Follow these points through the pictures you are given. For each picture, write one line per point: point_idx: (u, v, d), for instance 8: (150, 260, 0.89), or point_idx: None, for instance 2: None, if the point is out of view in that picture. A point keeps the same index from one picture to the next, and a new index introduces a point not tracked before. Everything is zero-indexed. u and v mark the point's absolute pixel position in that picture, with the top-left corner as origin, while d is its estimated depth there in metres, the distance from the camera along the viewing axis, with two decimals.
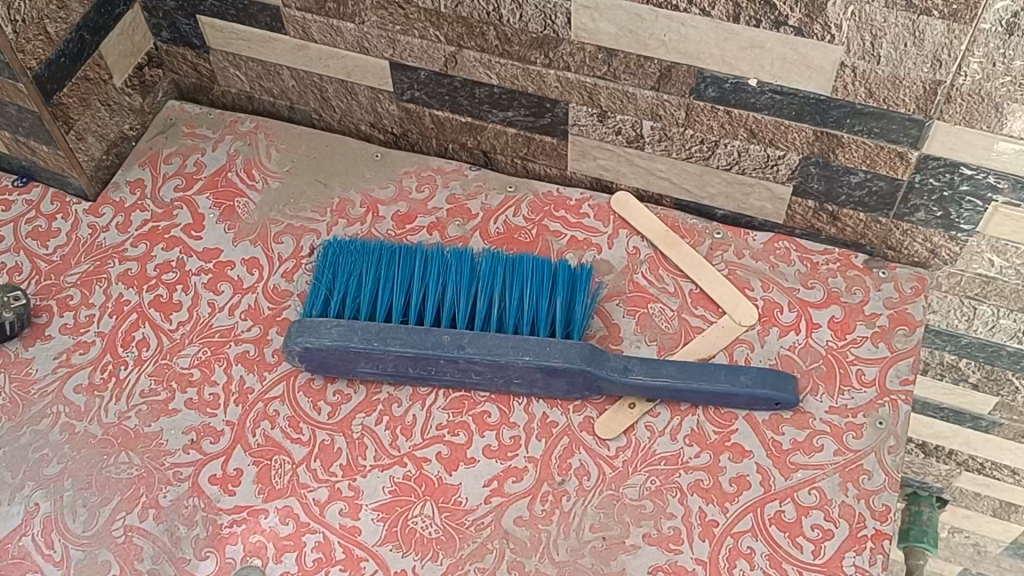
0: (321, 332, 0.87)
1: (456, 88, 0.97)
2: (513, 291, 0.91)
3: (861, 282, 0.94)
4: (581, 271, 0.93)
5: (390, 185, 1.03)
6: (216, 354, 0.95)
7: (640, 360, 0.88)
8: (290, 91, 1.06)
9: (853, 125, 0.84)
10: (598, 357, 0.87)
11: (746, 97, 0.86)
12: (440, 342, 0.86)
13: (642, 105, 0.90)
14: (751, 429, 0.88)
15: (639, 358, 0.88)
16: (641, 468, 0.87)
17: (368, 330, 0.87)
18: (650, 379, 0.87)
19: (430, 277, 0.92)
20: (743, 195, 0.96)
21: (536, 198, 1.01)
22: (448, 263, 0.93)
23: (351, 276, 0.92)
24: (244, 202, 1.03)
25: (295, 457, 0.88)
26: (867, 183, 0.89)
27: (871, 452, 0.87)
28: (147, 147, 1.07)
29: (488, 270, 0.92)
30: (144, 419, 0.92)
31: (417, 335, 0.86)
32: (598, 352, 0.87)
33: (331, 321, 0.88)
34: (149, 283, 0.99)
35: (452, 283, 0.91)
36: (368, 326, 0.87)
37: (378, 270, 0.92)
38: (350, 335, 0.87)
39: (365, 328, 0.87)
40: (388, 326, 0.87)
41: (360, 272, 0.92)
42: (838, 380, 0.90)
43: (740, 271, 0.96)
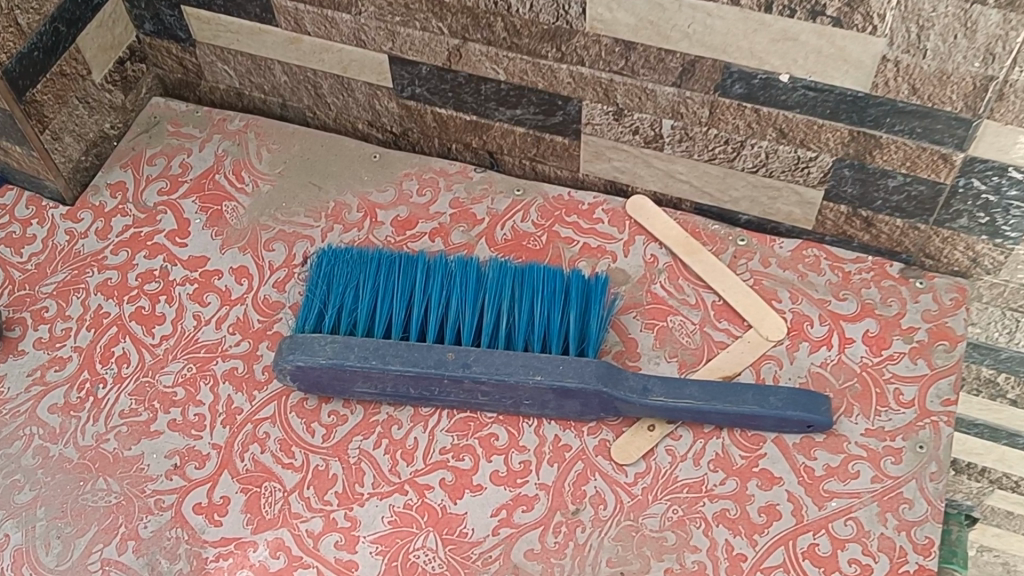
0: (315, 349, 0.80)
1: (460, 85, 0.90)
2: (522, 305, 0.84)
3: (898, 293, 0.88)
4: (596, 281, 0.86)
5: (389, 188, 0.96)
6: (202, 371, 0.88)
7: (661, 379, 0.81)
8: (282, 87, 0.99)
9: (893, 125, 0.77)
10: (615, 376, 0.80)
11: (777, 94, 0.79)
12: (444, 360, 0.79)
13: (662, 103, 0.83)
14: (780, 454, 0.82)
15: (659, 377, 0.81)
16: (662, 496, 0.80)
17: (366, 347, 0.80)
18: (672, 402, 0.80)
19: (433, 289, 0.84)
20: (770, 199, 0.89)
21: (545, 202, 0.94)
22: (451, 273, 0.86)
23: (347, 288, 0.85)
24: (232, 206, 0.96)
25: (286, 484, 0.82)
26: (906, 187, 0.82)
27: (911, 479, 0.80)
28: (129, 147, 1.00)
29: (495, 281, 0.85)
30: (123, 442, 0.85)
31: (419, 353, 0.79)
32: (615, 370, 0.80)
33: (325, 337, 0.81)
34: (130, 294, 0.92)
35: (456, 295, 0.84)
36: (365, 343, 0.80)
37: (376, 281, 0.85)
38: (346, 352, 0.80)
39: (362, 345, 0.80)
40: (387, 343, 0.80)
41: (357, 283, 0.85)
42: (874, 400, 0.83)
43: (767, 281, 0.89)
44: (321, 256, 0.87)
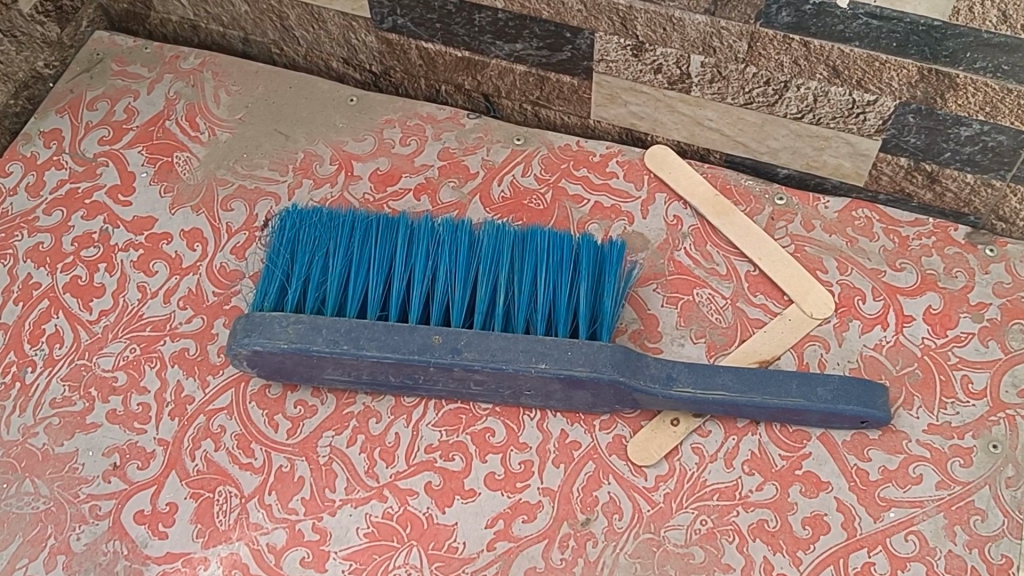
0: (275, 330, 0.67)
1: (450, 14, 0.76)
2: (523, 278, 0.70)
3: (964, 263, 0.75)
4: (610, 248, 0.72)
5: (368, 137, 0.82)
6: (147, 352, 0.75)
7: (688, 366, 0.68)
8: (243, 18, 0.84)
9: (974, 60, 0.63)
10: (635, 365, 0.67)
11: (832, 22, 0.65)
12: (430, 344, 0.66)
13: (691, 35, 0.69)
14: (828, 454, 0.69)
15: (686, 364, 0.68)
16: (688, 504, 0.68)
17: (337, 329, 0.67)
18: (703, 394, 0.67)
19: (417, 258, 0.71)
20: (815, 150, 0.75)
21: (550, 153, 0.81)
22: (438, 239, 0.72)
23: (315, 256, 0.71)
24: (185, 157, 0.82)
25: (244, 489, 0.69)
26: (982, 136, 0.68)
27: (983, 486, 0.67)
28: (67, 89, 0.86)
29: (491, 249, 0.71)
30: (54, 437, 0.72)
31: (400, 336, 0.66)
32: (635, 356, 0.67)
33: (288, 316, 0.67)
34: (65, 261, 0.78)
35: (444, 266, 0.70)
36: (336, 323, 0.67)
37: (348, 248, 0.71)
38: (313, 335, 0.66)
39: (332, 325, 0.67)
40: (362, 323, 0.67)
41: (326, 251, 0.71)
42: (938, 390, 0.71)
43: (810, 248, 0.76)
44: (284, 217, 0.73)
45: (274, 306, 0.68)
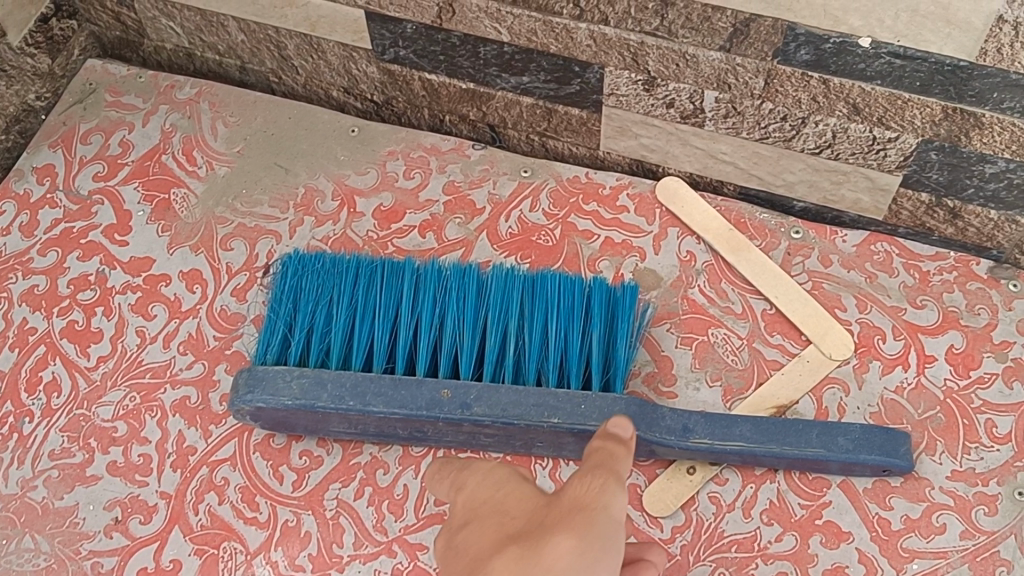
0: (278, 386, 0.64)
1: (453, 46, 0.73)
2: (533, 326, 0.68)
3: (987, 299, 0.72)
4: (623, 290, 0.70)
5: (370, 170, 0.80)
6: (147, 401, 0.73)
7: (704, 416, 0.66)
8: (240, 47, 0.82)
9: (1001, 101, 0.60)
10: (651, 418, 0.65)
11: (853, 61, 0.62)
12: (439, 399, 0.64)
13: (705, 71, 0.67)
14: (849, 503, 0.67)
15: (702, 413, 0.66)
16: (705, 556, 0.66)
17: (341, 385, 0.64)
18: (721, 445, 0.65)
19: (424, 306, 0.69)
20: (833, 184, 0.73)
21: (559, 186, 0.79)
22: (444, 285, 0.70)
23: (318, 305, 0.69)
24: (182, 194, 0.80)
25: (249, 545, 0.67)
26: (1007, 174, 0.66)
27: (1009, 535, 0.66)
28: (60, 122, 0.83)
29: (500, 295, 0.70)
30: (54, 490, 0.70)
31: (408, 390, 0.64)
32: (651, 408, 0.65)
33: (291, 371, 0.65)
34: (61, 305, 0.76)
35: (451, 314, 0.68)
36: (341, 378, 0.65)
37: (353, 295, 0.70)
38: (317, 391, 0.64)
39: (337, 380, 0.64)
40: (367, 377, 0.65)
41: (330, 300, 0.69)
42: (961, 435, 0.69)
43: (828, 285, 0.74)
44: (285, 264, 0.71)
45: (276, 358, 0.67)
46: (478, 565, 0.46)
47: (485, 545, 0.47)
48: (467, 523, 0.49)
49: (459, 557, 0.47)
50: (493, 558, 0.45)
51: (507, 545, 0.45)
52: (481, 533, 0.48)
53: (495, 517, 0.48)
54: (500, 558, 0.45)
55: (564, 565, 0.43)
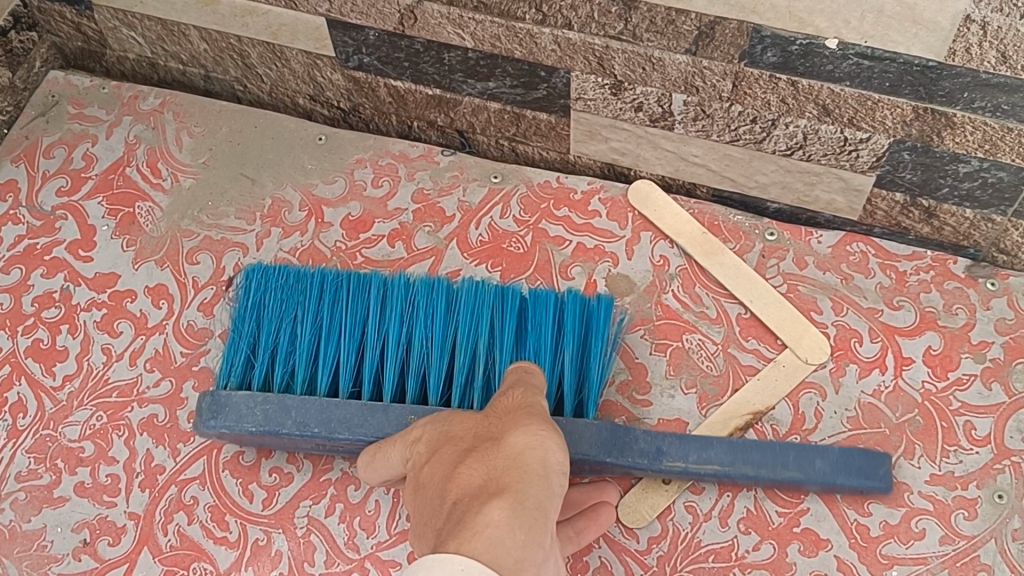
0: (242, 413, 0.63)
1: (418, 53, 0.72)
2: (503, 344, 0.67)
3: (964, 299, 0.71)
4: (597, 303, 0.69)
5: (338, 179, 0.79)
6: (114, 420, 0.71)
7: (678, 437, 0.64)
8: (203, 56, 0.80)
9: (972, 100, 0.59)
10: (623, 441, 0.63)
11: (821, 62, 0.60)
12: (405, 425, 0.62)
13: (672, 74, 0.65)
14: (827, 510, 0.66)
15: (676, 435, 0.64)
16: (682, 566, 0.65)
17: (306, 411, 0.63)
18: (697, 467, 0.63)
19: (391, 324, 0.68)
20: (806, 185, 0.71)
21: (530, 192, 0.77)
22: (413, 301, 0.69)
23: (283, 323, 0.68)
24: (147, 207, 0.79)
25: (219, 565, 0.66)
26: (981, 173, 0.64)
27: (989, 539, 0.65)
28: (22, 135, 0.82)
29: (470, 310, 0.68)
30: (21, 513, 0.69)
31: (375, 417, 0.63)
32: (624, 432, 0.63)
33: (254, 396, 0.64)
34: (25, 323, 0.75)
35: (419, 333, 0.67)
36: (305, 403, 0.63)
37: (319, 313, 0.69)
38: (281, 417, 0.63)
39: (301, 406, 0.63)
40: (332, 402, 0.63)
41: (294, 317, 0.68)
42: (940, 438, 0.68)
43: (803, 287, 0.73)
44: (249, 280, 0.70)
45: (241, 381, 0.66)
46: (445, 475, 0.52)
47: (446, 463, 0.52)
48: (426, 461, 0.55)
49: (426, 486, 0.53)
50: (459, 465, 0.51)
51: (467, 453, 0.52)
52: (438, 462, 0.53)
53: (447, 444, 0.54)
54: (462, 465, 0.51)
55: (523, 447, 0.50)
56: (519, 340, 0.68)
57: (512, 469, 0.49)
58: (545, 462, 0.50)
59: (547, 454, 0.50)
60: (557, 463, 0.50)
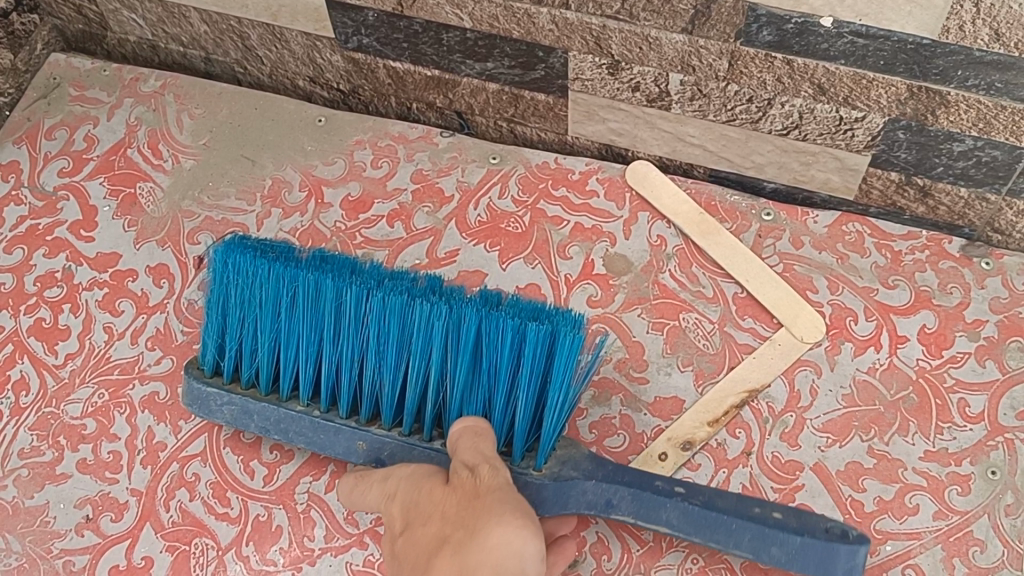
0: (212, 408, 0.66)
1: (417, 33, 0.72)
2: (460, 373, 0.62)
3: (959, 278, 0.72)
4: (563, 345, 0.61)
5: (337, 159, 0.79)
6: (115, 398, 0.72)
7: (632, 493, 0.58)
8: (204, 38, 0.81)
9: (965, 78, 0.60)
10: (567, 492, 0.60)
11: (815, 41, 0.61)
12: (353, 451, 0.63)
13: (668, 54, 0.66)
14: (822, 486, 0.67)
15: (629, 490, 0.58)
16: (678, 542, 0.66)
17: (267, 416, 0.65)
18: (647, 526, 0.58)
19: (347, 342, 0.64)
20: (802, 164, 0.72)
21: (528, 172, 0.78)
22: (368, 318, 0.63)
23: (247, 320, 0.66)
24: (148, 188, 0.79)
25: (221, 540, 0.67)
26: (975, 151, 0.65)
27: (982, 515, 0.65)
28: (24, 117, 0.83)
29: (425, 334, 0.63)
30: (23, 489, 0.70)
31: (325, 436, 0.64)
32: (564, 478, 0.60)
33: (223, 394, 0.66)
34: (27, 302, 0.75)
35: (373, 356, 0.63)
36: (264, 410, 0.65)
37: (277, 316, 0.65)
38: (245, 419, 0.66)
39: (262, 411, 0.65)
40: (289, 413, 0.64)
41: (258, 313, 0.66)
42: (934, 415, 0.68)
43: (799, 266, 0.73)
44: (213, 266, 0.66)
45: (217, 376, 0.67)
46: (423, 563, 0.54)
47: (423, 549, 0.55)
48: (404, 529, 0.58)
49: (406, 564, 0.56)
50: (434, 557, 0.54)
51: (441, 544, 0.54)
52: (415, 542, 0.56)
53: (419, 522, 0.56)
54: (437, 559, 0.53)
55: (495, 542, 0.52)
56: (478, 370, 0.62)
57: (486, 572, 0.51)
58: (520, 558, 0.51)
59: (522, 547, 0.52)
60: (533, 554, 0.52)
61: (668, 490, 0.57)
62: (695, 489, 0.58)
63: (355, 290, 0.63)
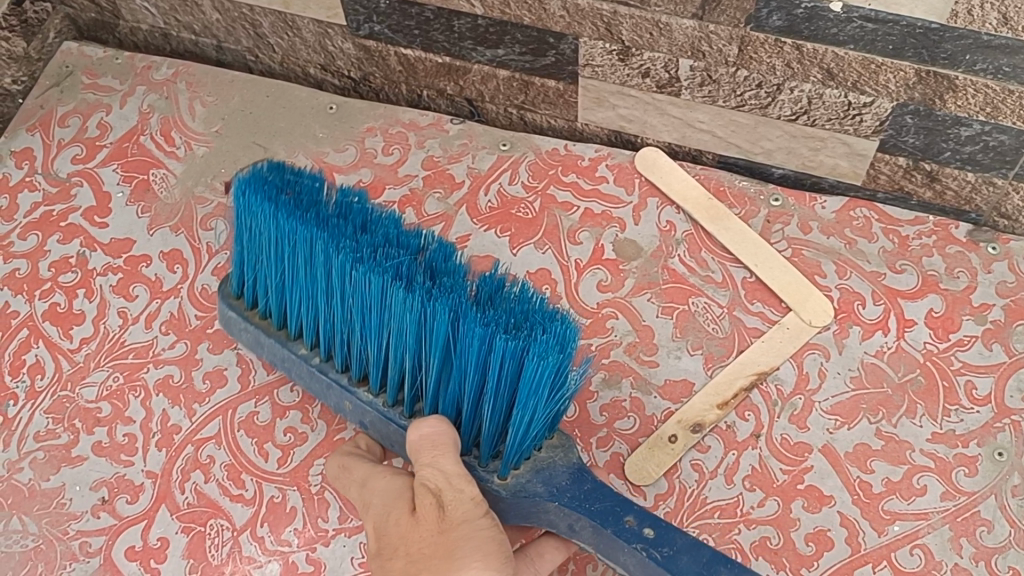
0: (231, 329, 0.68)
1: (428, 20, 0.73)
2: (437, 366, 0.59)
3: (966, 262, 0.73)
4: (534, 369, 0.56)
5: (349, 146, 0.80)
6: (130, 381, 0.73)
7: (593, 528, 0.56)
8: (215, 26, 0.81)
9: (974, 63, 0.60)
10: (529, 508, 0.58)
11: (825, 26, 0.62)
12: (341, 409, 0.64)
13: (679, 39, 0.67)
14: (830, 468, 0.67)
15: (591, 523, 0.56)
16: (688, 523, 0.66)
17: (275, 351, 0.66)
18: (606, 559, 0.56)
19: (336, 306, 0.61)
20: (810, 150, 0.73)
21: (538, 158, 0.79)
22: (352, 290, 0.60)
23: (256, 257, 0.64)
24: (161, 174, 0.80)
25: (236, 522, 0.68)
26: (983, 136, 0.65)
27: (989, 495, 0.66)
28: (37, 105, 0.83)
29: (402, 322, 0.59)
30: (40, 472, 0.70)
31: (319, 387, 0.64)
32: (523, 491, 0.58)
33: (239, 321, 0.67)
34: (42, 287, 0.76)
35: (356, 329, 0.60)
36: (273, 347, 0.66)
37: (280, 259, 0.63)
38: (258, 348, 0.67)
39: (269, 347, 0.66)
40: (290, 357, 0.65)
41: (264, 253, 0.63)
42: (941, 397, 0.69)
43: (807, 252, 0.74)
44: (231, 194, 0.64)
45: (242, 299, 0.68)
46: None
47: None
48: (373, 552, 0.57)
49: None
50: None
51: None
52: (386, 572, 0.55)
53: (388, 551, 0.56)
54: None
55: None
56: (455, 365, 0.58)
57: None
58: None
59: None
60: None
61: (635, 533, 0.54)
62: (664, 533, 0.54)
63: (342, 261, 0.60)
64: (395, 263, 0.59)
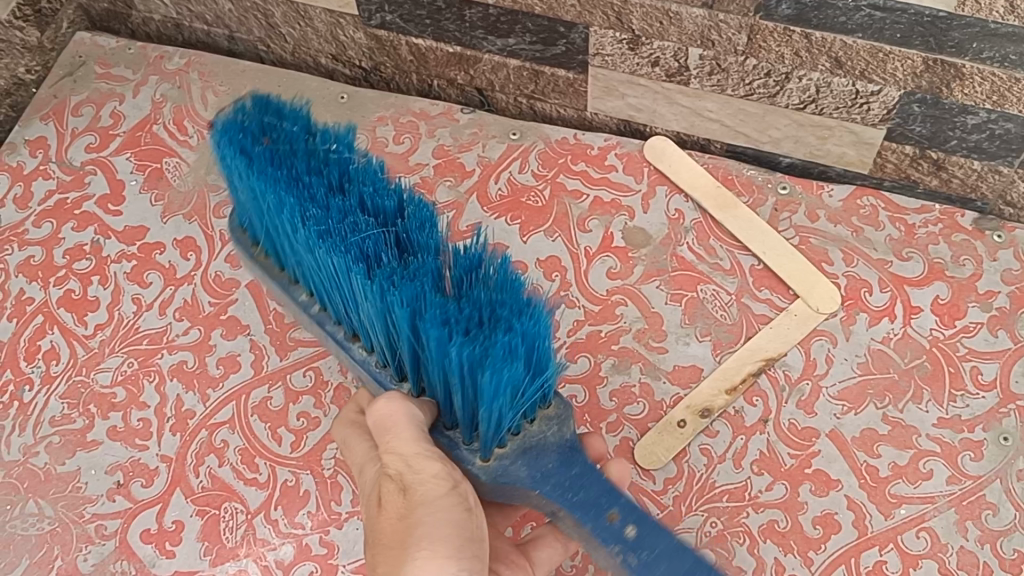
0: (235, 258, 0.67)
1: (440, 10, 0.74)
2: (404, 349, 0.55)
3: (972, 250, 0.73)
4: (489, 381, 0.51)
5: (360, 135, 0.81)
6: (145, 367, 0.74)
7: (574, 520, 0.53)
8: (228, 16, 0.82)
9: (980, 51, 0.61)
10: (508, 489, 0.55)
11: (834, 14, 0.62)
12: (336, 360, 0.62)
13: (688, 28, 0.67)
14: (838, 452, 0.68)
15: (572, 515, 0.53)
16: (697, 506, 0.67)
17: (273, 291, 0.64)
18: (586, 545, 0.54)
19: (312, 269, 0.58)
20: (818, 139, 0.73)
21: (548, 147, 0.80)
22: (317, 263, 0.56)
23: (243, 202, 0.61)
24: (174, 163, 0.81)
25: (249, 505, 0.68)
26: (989, 124, 0.66)
27: (995, 479, 0.66)
28: (50, 94, 0.84)
29: (364, 304, 0.54)
30: (55, 456, 0.71)
31: (314, 333, 0.63)
32: (503, 475, 0.55)
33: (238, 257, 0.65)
34: (57, 275, 0.77)
35: (333, 293, 0.57)
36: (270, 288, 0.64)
37: (261, 212, 0.59)
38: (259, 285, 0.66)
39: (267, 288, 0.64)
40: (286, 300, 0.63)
41: (246, 201, 0.60)
42: (947, 383, 0.70)
43: (815, 239, 0.75)
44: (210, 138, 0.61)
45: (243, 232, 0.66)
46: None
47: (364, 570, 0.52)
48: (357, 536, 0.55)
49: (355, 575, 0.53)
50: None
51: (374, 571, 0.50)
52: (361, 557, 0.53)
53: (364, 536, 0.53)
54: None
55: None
56: (423, 353, 0.54)
57: None
58: None
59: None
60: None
61: (614, 532, 0.52)
62: (646, 531, 0.52)
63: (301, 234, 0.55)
64: (356, 242, 0.54)
